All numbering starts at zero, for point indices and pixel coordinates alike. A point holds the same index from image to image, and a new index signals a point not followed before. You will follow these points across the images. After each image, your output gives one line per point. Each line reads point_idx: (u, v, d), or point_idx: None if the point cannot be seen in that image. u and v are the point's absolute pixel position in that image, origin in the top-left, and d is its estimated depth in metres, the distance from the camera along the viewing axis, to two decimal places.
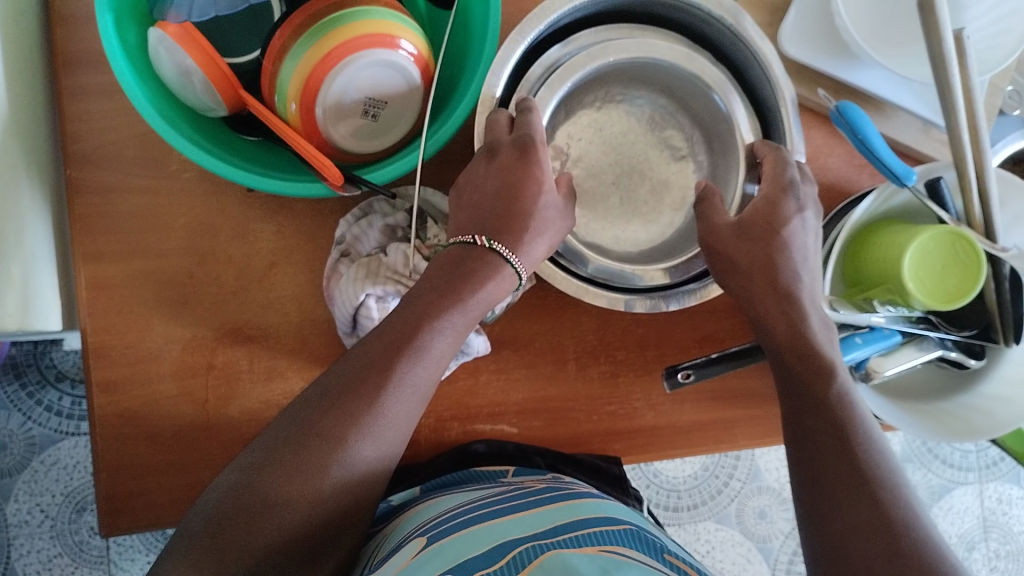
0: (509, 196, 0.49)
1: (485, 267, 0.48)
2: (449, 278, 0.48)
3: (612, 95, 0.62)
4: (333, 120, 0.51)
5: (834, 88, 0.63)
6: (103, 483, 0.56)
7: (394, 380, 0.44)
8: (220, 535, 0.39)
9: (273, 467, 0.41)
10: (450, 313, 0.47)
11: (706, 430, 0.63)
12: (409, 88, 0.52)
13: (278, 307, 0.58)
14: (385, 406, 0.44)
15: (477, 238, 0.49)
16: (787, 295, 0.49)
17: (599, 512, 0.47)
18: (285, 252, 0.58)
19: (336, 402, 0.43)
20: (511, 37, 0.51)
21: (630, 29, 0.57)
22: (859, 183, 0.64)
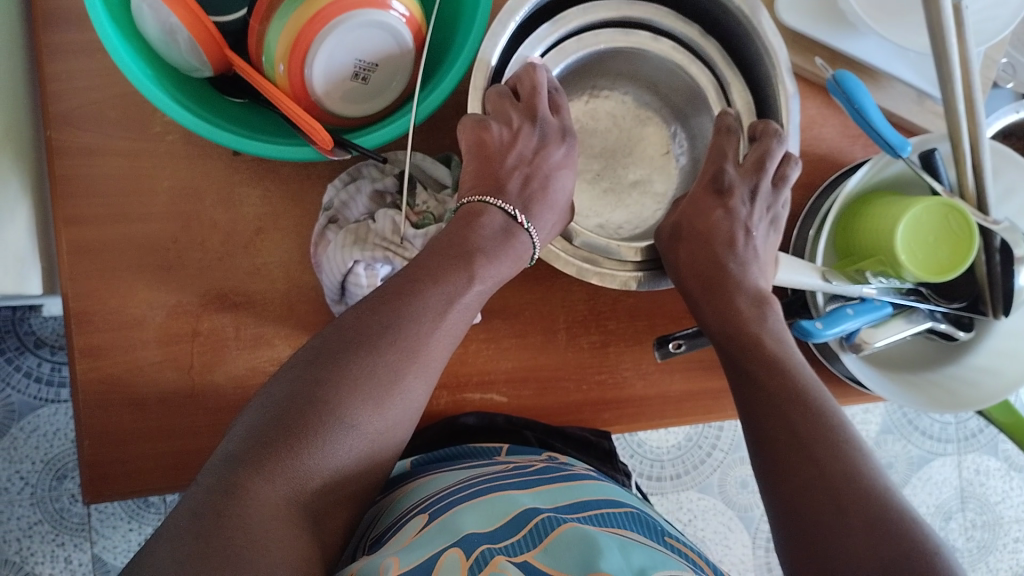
0: (543, 180, 0.53)
1: (511, 236, 0.51)
2: (483, 237, 0.49)
3: (598, 90, 0.62)
4: (323, 83, 0.50)
5: (829, 56, 0.62)
6: (87, 450, 0.55)
7: (414, 332, 0.45)
8: (280, 443, 0.39)
9: (330, 379, 0.42)
10: (486, 273, 0.48)
11: (696, 400, 0.63)
12: (400, 50, 0.51)
13: (264, 273, 0.57)
14: (404, 355, 0.44)
15: (519, 215, 0.51)
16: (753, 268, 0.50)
17: (603, 495, 0.47)
18: (272, 217, 0.57)
19: (357, 343, 0.43)
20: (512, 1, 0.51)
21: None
22: (852, 154, 0.64)
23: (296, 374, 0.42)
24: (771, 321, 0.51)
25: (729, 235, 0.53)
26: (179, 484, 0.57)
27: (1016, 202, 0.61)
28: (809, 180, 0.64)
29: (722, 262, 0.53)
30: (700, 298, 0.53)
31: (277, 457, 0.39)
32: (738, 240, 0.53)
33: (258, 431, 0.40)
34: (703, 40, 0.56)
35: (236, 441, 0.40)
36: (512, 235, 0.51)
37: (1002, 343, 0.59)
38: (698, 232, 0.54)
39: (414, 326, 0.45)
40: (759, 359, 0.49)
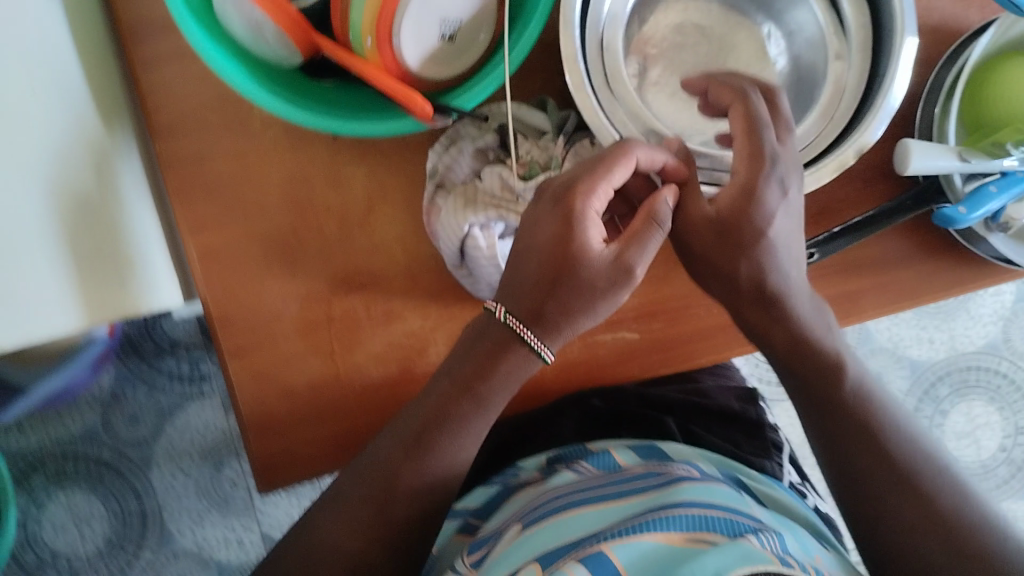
0: (551, 254, 0.46)
1: (506, 345, 0.48)
2: (472, 360, 0.49)
3: (681, 1, 0.58)
4: (412, 51, 0.49)
5: None
6: (253, 445, 0.58)
7: (412, 487, 0.49)
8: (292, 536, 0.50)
9: (320, 523, 0.49)
10: (492, 397, 0.49)
11: (834, 303, 0.60)
12: (482, 2, 0.49)
13: (383, 250, 0.58)
14: (382, 509, 0.49)
15: (497, 308, 0.48)
16: (733, 283, 0.51)
17: (701, 495, 0.50)
18: (382, 193, 0.58)
19: (361, 500, 0.49)
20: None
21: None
22: (969, 19, 0.59)
23: (302, 525, 0.50)
24: (822, 330, 0.54)
25: (770, 261, 0.50)
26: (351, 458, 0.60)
27: None
28: (927, 54, 0.59)
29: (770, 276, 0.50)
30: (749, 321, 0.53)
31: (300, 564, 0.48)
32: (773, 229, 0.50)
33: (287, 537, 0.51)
34: None
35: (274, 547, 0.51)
36: (510, 347, 0.48)
37: None
38: (726, 232, 0.49)
39: (410, 479, 0.49)
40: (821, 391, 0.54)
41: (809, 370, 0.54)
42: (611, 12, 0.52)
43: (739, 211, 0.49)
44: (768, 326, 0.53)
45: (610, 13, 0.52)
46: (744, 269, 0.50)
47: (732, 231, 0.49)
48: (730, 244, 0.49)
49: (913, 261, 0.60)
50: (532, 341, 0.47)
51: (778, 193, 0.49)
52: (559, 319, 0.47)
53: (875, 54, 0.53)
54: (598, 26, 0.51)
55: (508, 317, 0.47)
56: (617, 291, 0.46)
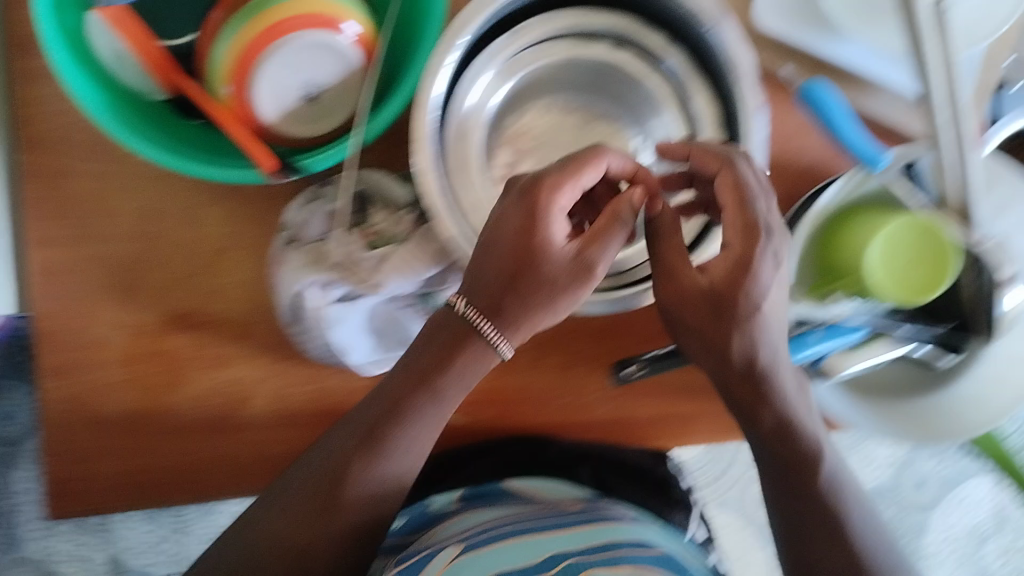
0: (514, 255, 0.47)
1: (462, 338, 0.49)
2: (427, 353, 0.50)
3: (559, 103, 0.58)
4: (268, 103, 0.49)
5: (810, 65, 0.59)
6: (50, 468, 0.58)
7: (360, 473, 0.50)
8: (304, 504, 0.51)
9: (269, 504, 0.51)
10: (451, 387, 0.50)
11: (663, 423, 0.63)
12: (347, 71, 0.50)
13: (223, 293, 0.58)
14: (363, 484, 0.50)
15: (455, 299, 0.49)
16: (717, 345, 0.47)
17: (635, 535, 0.56)
18: (233, 237, 0.58)
19: (309, 489, 0.51)
20: (469, 8, 0.49)
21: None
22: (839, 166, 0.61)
23: (256, 502, 0.52)
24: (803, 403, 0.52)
25: (760, 339, 0.47)
26: (203, 494, 0.60)
27: (1010, 219, 0.56)
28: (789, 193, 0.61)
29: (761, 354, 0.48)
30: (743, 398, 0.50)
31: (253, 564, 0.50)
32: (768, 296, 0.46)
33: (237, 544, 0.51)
34: (668, 48, 0.54)
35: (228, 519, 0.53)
36: (467, 339, 0.49)
37: (988, 370, 0.57)
38: (713, 295, 0.46)
39: (358, 467, 0.50)
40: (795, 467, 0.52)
41: (788, 453, 0.52)
42: (476, 102, 0.53)
43: (730, 280, 0.46)
44: (763, 407, 0.50)
45: (476, 103, 0.53)
46: (735, 341, 0.47)
47: (720, 299, 0.46)
48: (716, 316, 0.46)
49: None
50: (490, 336, 0.48)
51: (772, 268, 0.46)
52: (515, 312, 0.47)
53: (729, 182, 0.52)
54: (460, 112, 0.52)
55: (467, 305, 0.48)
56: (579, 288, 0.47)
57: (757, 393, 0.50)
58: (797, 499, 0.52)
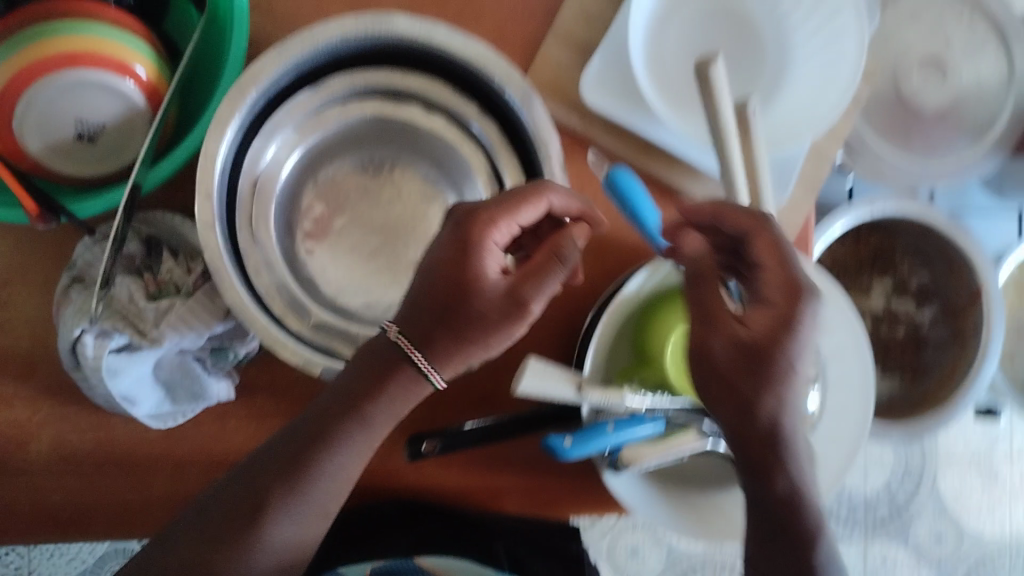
0: (455, 282, 0.46)
1: (394, 367, 0.46)
2: (360, 380, 0.46)
3: (377, 163, 0.56)
4: (38, 137, 0.47)
5: (643, 146, 0.58)
6: None
7: (286, 500, 0.45)
8: (214, 552, 0.45)
9: (205, 545, 0.45)
10: (380, 411, 0.46)
11: (475, 495, 0.58)
12: (131, 114, 0.47)
13: (6, 329, 0.55)
14: (291, 509, 0.46)
15: (388, 327, 0.46)
16: (746, 402, 0.44)
17: None
18: (21, 271, 0.55)
19: (229, 512, 0.45)
20: (269, 55, 0.47)
21: (375, 20, 0.47)
22: None
23: (187, 526, 0.46)
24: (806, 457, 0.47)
25: (789, 401, 0.45)
26: None
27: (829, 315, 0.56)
28: None
29: (761, 415, 0.44)
30: (745, 453, 0.46)
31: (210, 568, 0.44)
32: (805, 359, 0.44)
33: (203, 531, 0.45)
34: (479, 116, 0.52)
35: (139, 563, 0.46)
36: (399, 367, 0.46)
37: None
38: (760, 351, 0.43)
39: (285, 493, 0.46)
40: (786, 526, 0.47)
41: (789, 522, 0.47)
42: (274, 159, 0.51)
43: (772, 336, 0.44)
44: (772, 467, 0.46)
45: (273, 160, 0.51)
46: (766, 404, 0.44)
47: (759, 352, 0.44)
48: (754, 368, 0.44)
49: (564, 472, 0.58)
50: (422, 365, 0.46)
51: (813, 330, 0.44)
52: (446, 345, 0.46)
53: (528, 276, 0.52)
54: (253, 169, 0.50)
55: (399, 333, 0.46)
56: (509, 324, 0.46)
57: (758, 446, 0.45)
58: (772, 530, 0.47)
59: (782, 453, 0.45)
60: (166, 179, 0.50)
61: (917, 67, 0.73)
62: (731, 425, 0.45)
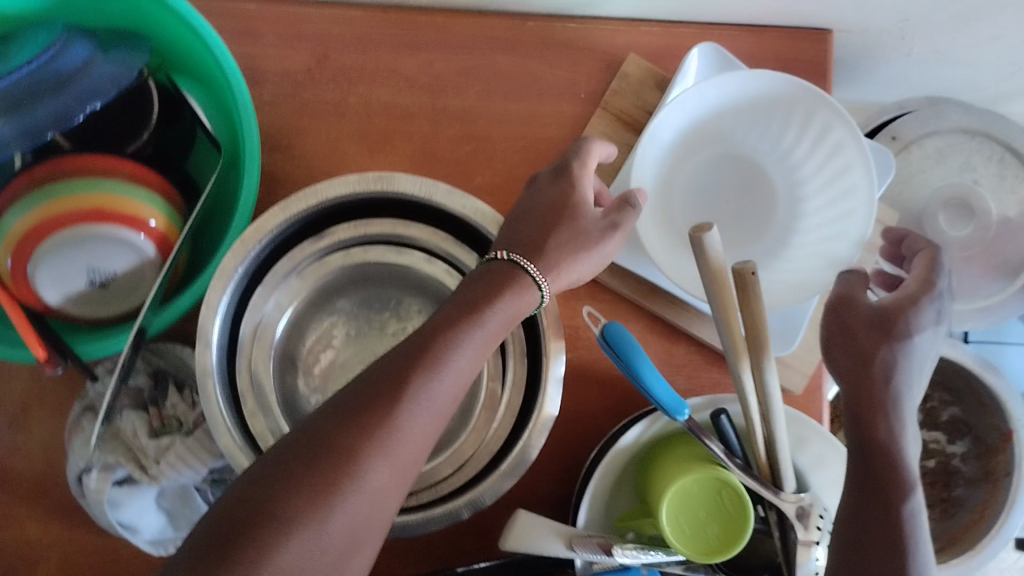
0: (552, 211, 0.50)
1: (508, 279, 0.47)
2: (478, 287, 0.46)
3: (385, 299, 0.57)
4: (50, 284, 0.49)
5: (648, 290, 0.62)
6: None
7: (393, 405, 0.41)
8: (306, 462, 0.38)
9: (283, 485, 0.38)
10: (487, 323, 0.45)
11: None
12: (141, 264, 0.49)
13: (24, 451, 0.57)
14: (420, 397, 0.42)
15: (498, 254, 0.48)
16: (865, 359, 0.53)
17: None
18: (40, 396, 0.57)
19: (347, 413, 0.41)
20: (271, 210, 0.49)
21: (376, 178, 0.50)
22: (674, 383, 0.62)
23: (282, 447, 0.40)
24: (904, 374, 0.53)
25: (903, 364, 0.53)
26: None
27: (828, 474, 0.57)
28: (620, 407, 0.61)
29: (898, 324, 0.54)
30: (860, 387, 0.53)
31: (253, 524, 0.36)
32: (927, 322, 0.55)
33: (238, 501, 0.38)
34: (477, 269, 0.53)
35: (198, 531, 0.38)
36: (513, 276, 0.47)
37: None
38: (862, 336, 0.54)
39: (389, 401, 0.41)
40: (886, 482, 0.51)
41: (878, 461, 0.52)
42: (277, 305, 0.52)
43: (899, 307, 0.54)
44: (875, 423, 0.52)
45: (275, 305, 0.52)
46: (882, 357, 0.53)
47: (885, 320, 0.54)
48: (881, 332, 0.53)
49: None
50: (537, 274, 0.48)
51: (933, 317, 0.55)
52: (559, 255, 0.49)
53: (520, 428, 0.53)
54: (258, 312, 0.51)
55: (508, 255, 0.48)
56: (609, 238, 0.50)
57: (873, 403, 0.53)
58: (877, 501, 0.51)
59: (889, 408, 0.52)
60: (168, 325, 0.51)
61: (940, 209, 0.79)
62: (855, 397, 0.53)
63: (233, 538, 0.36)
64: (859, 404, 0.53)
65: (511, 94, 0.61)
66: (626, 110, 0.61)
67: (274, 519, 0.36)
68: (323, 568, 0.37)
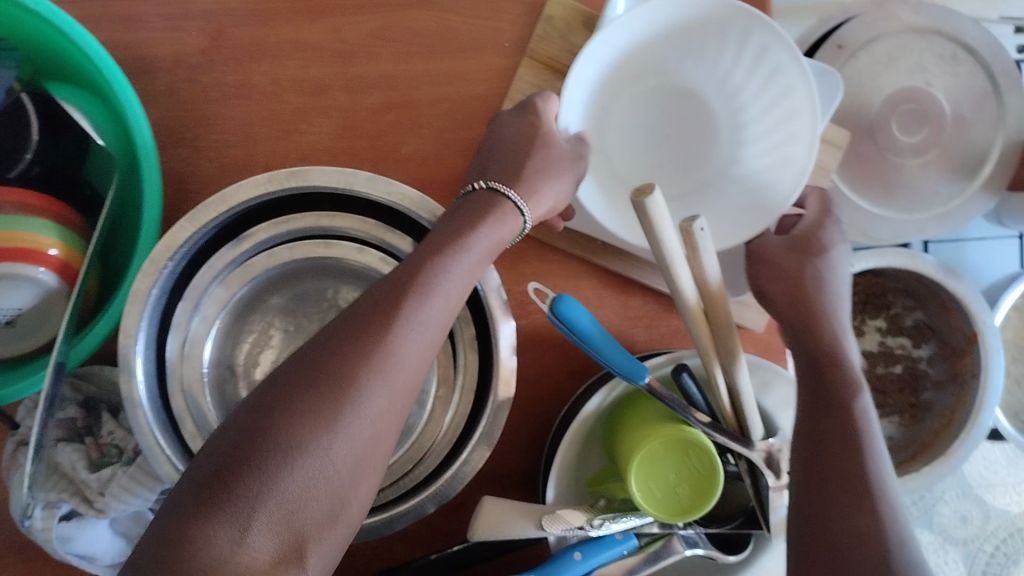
0: (520, 144, 0.50)
1: (488, 205, 0.46)
2: (455, 220, 0.44)
3: (324, 295, 0.55)
4: None
5: (597, 245, 0.60)
6: None
7: (387, 330, 0.38)
8: (303, 389, 0.36)
9: (280, 416, 0.35)
10: (475, 244, 0.43)
11: None
12: (46, 296, 0.48)
13: None
14: (411, 323, 0.39)
15: (473, 184, 0.47)
16: (796, 274, 0.57)
17: None
18: None
19: (342, 339, 0.38)
20: (179, 223, 0.46)
21: (289, 175, 0.47)
22: (633, 337, 0.60)
23: (274, 380, 0.37)
24: (825, 283, 0.57)
25: (824, 276, 0.57)
26: None
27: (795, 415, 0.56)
28: (580, 368, 0.59)
29: (811, 242, 0.59)
30: (791, 314, 0.56)
31: (260, 450, 0.34)
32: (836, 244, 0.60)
33: (238, 432, 0.35)
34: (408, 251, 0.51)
35: (197, 468, 0.35)
36: (495, 202, 0.46)
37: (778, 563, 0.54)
38: (785, 266, 0.58)
39: (384, 326, 0.38)
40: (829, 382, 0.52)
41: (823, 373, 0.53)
42: (204, 316, 0.50)
43: (809, 231, 0.60)
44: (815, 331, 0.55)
45: (202, 316, 0.50)
46: (808, 271, 0.57)
47: (802, 242, 0.59)
48: (800, 252, 0.59)
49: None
50: (516, 201, 0.46)
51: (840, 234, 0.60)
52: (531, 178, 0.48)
53: (474, 408, 0.53)
54: (185, 326, 0.49)
55: (487, 184, 0.47)
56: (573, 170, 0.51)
57: (807, 306, 0.56)
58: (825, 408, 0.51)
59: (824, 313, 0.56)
60: (90, 353, 0.48)
61: (893, 115, 0.78)
62: (791, 305, 0.56)
63: (226, 478, 0.34)
64: (797, 318, 0.55)
65: (426, 51, 0.57)
66: (555, 56, 0.57)
67: (275, 456, 0.34)
68: (330, 490, 0.35)
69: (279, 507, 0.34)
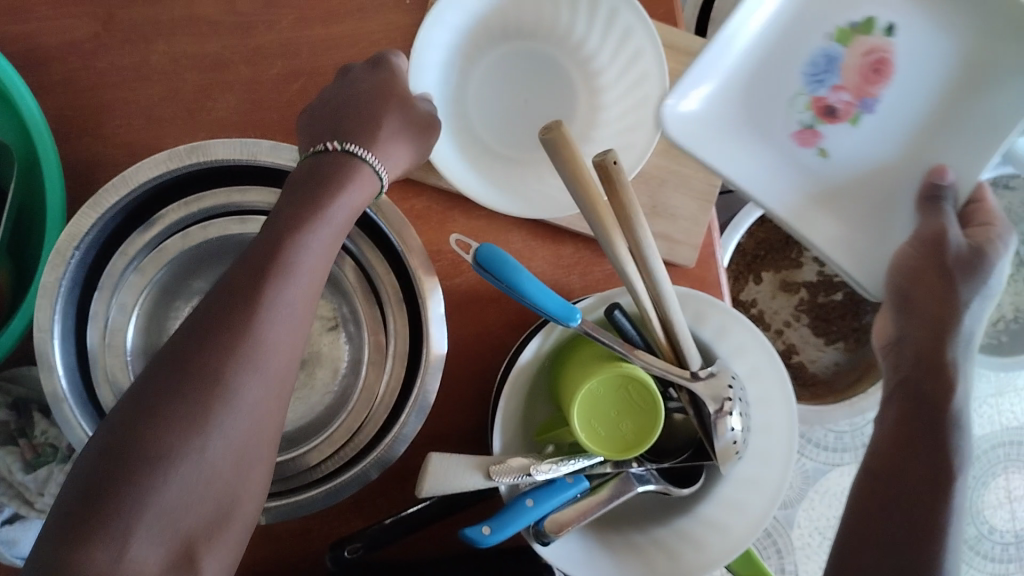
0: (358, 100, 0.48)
1: (341, 167, 0.44)
2: (304, 189, 0.43)
3: None
4: None
5: None
6: None
7: (252, 319, 0.38)
8: (171, 395, 0.36)
9: (150, 427, 0.36)
10: (336, 214, 0.42)
11: None
12: None
13: None
14: (276, 308, 0.39)
15: (327, 144, 0.45)
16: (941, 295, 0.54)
17: None
18: None
19: (200, 332, 0.38)
20: (81, 210, 0.46)
21: (189, 150, 0.47)
22: (569, 286, 0.60)
23: (140, 386, 0.37)
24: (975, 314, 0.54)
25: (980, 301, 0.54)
26: None
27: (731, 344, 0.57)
28: (520, 320, 0.59)
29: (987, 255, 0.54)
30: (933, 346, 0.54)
31: (133, 462, 0.35)
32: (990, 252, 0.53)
33: (104, 450, 0.35)
34: None
35: (66, 489, 0.35)
36: (347, 163, 0.44)
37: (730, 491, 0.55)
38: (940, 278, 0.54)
39: (247, 314, 0.38)
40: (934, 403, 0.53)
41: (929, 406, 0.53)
42: (122, 304, 0.50)
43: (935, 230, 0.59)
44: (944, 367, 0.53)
45: (121, 304, 0.50)
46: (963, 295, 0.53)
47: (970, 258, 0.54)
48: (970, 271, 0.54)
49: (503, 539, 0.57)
50: (373, 160, 0.45)
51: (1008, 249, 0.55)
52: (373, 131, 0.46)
53: (409, 368, 0.53)
54: (102, 315, 0.48)
55: (338, 144, 0.45)
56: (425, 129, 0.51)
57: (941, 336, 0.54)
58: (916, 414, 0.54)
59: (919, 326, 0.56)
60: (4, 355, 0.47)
61: None
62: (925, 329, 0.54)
63: (98, 488, 0.34)
64: (925, 347, 0.54)
65: (326, 16, 0.56)
66: None
67: (148, 466, 0.35)
68: (214, 489, 0.36)
69: (158, 518, 0.35)
